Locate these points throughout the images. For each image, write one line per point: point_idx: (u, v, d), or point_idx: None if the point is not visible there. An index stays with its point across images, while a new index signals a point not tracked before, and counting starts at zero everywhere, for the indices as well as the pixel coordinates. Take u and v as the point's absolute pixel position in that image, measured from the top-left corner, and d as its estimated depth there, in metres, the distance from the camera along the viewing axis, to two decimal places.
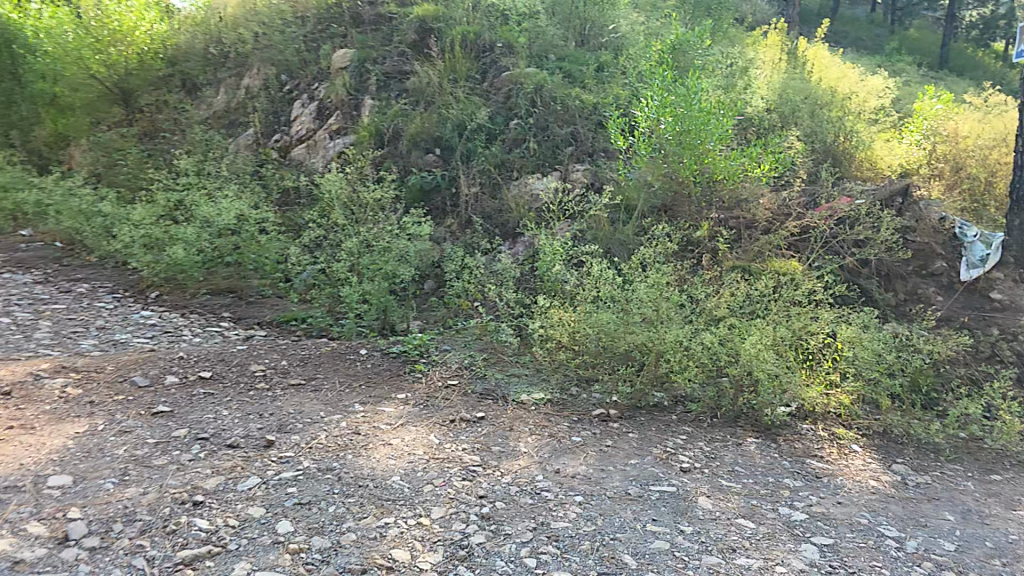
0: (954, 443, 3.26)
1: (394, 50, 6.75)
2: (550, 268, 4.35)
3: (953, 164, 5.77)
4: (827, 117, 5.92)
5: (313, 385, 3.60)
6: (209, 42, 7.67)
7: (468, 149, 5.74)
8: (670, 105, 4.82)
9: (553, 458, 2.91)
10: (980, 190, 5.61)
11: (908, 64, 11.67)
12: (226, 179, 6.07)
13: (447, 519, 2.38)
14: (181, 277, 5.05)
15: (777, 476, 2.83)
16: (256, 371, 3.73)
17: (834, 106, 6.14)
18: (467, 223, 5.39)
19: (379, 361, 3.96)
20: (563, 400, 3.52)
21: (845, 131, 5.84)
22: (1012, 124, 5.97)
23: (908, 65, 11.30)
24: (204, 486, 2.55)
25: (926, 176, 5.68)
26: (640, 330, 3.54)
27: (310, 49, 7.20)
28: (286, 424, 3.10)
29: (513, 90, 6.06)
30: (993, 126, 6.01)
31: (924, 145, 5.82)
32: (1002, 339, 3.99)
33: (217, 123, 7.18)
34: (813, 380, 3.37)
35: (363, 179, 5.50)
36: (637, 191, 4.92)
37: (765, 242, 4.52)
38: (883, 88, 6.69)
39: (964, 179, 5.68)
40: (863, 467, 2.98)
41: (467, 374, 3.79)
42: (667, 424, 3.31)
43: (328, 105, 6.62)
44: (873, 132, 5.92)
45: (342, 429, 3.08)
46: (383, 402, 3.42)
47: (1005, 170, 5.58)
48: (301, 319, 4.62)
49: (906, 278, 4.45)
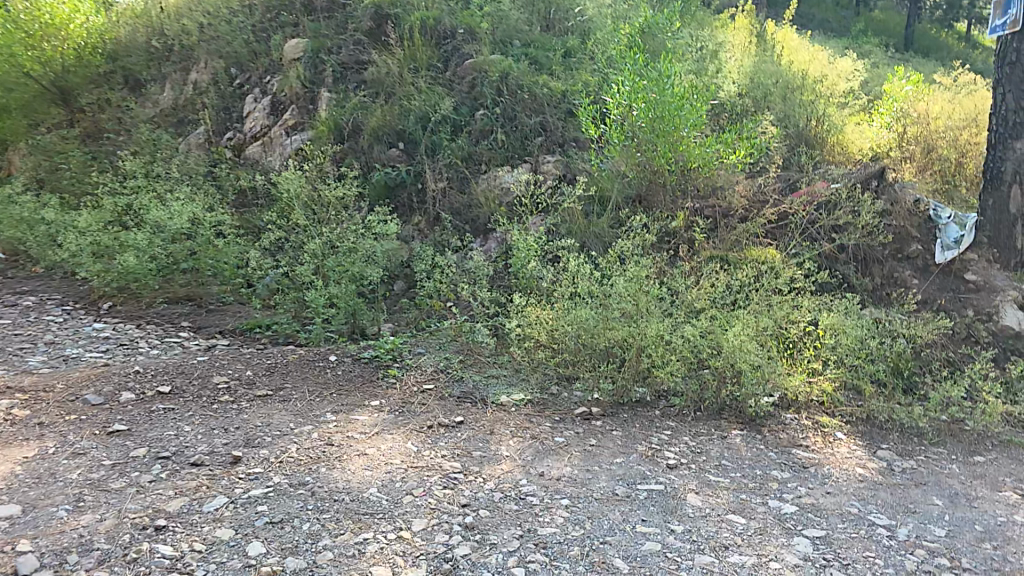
0: (936, 426, 3.25)
1: (350, 39, 6.57)
2: (524, 265, 4.26)
3: (924, 146, 5.87)
4: (799, 101, 6.15)
5: (281, 396, 3.43)
6: (151, 35, 7.46)
7: (433, 142, 5.61)
8: (642, 90, 4.80)
9: (536, 460, 2.81)
10: (951, 171, 5.73)
11: (875, 46, 11.81)
12: (180, 182, 5.84)
13: (429, 530, 2.26)
14: (136, 285, 4.83)
15: (765, 468, 2.77)
16: (220, 383, 3.55)
17: (806, 89, 6.33)
18: (435, 220, 5.27)
19: (351, 367, 3.81)
20: (543, 400, 3.43)
21: (818, 115, 6.04)
22: (979, 108, 6.19)
23: (876, 47, 11.46)
24: (167, 509, 2.38)
25: (898, 157, 5.83)
26: (620, 325, 3.49)
27: (260, 41, 7.02)
28: (253, 438, 2.94)
29: (477, 79, 5.94)
30: (961, 108, 6.14)
31: (893, 128, 5.99)
32: (978, 321, 4.13)
33: (165, 121, 6.90)
34: (796, 369, 3.37)
35: (324, 177, 5.33)
36: (610, 181, 4.93)
37: (742, 230, 4.53)
38: (851, 71, 6.84)
39: (936, 161, 5.78)
40: (848, 454, 2.94)
41: (443, 376, 3.68)
42: (651, 419, 3.24)
43: (282, 100, 6.40)
44: (844, 116, 6.09)
45: (313, 441, 2.93)
46: (356, 410, 3.28)
47: (976, 151, 5.72)
48: (266, 326, 4.44)
49: (883, 262, 4.55)
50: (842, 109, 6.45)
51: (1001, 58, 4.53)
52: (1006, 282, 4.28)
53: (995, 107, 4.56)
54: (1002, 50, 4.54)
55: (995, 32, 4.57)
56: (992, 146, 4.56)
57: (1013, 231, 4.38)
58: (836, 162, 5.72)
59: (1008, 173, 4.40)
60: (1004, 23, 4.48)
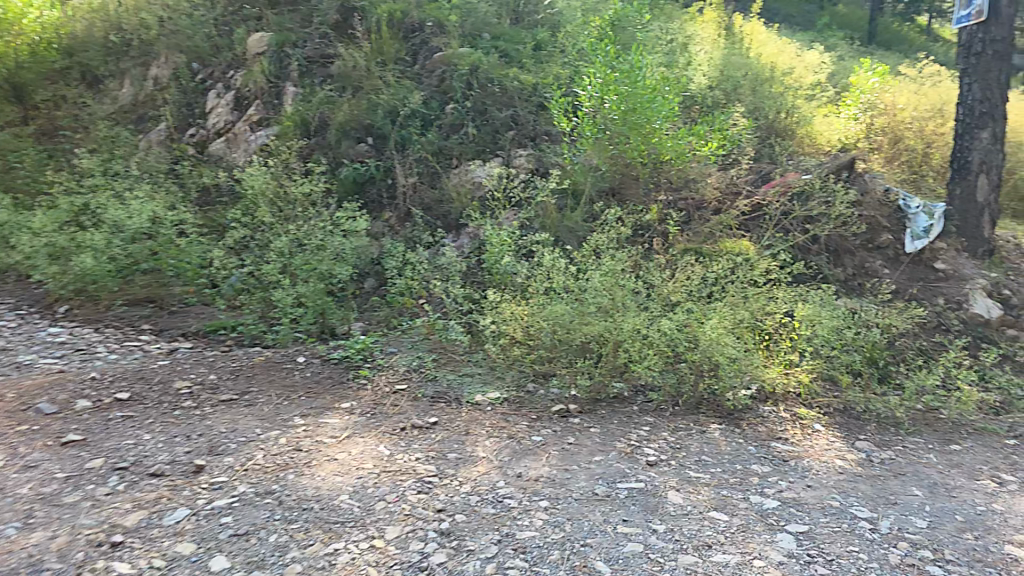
0: (912, 415, 3.25)
1: (315, 32, 6.42)
2: (498, 261, 4.18)
3: (892, 136, 5.94)
4: (768, 94, 6.16)
5: (246, 400, 3.30)
6: (109, 30, 7.17)
7: (401, 137, 5.47)
8: (613, 83, 4.83)
9: (514, 461, 2.73)
10: (918, 161, 5.82)
11: (839, 39, 11.97)
12: (140, 181, 5.63)
13: (403, 538, 2.17)
14: (93, 288, 4.63)
15: (745, 463, 2.72)
16: (181, 388, 3.41)
17: (774, 81, 6.38)
18: (406, 216, 5.16)
19: (320, 369, 3.69)
20: (519, 398, 3.35)
21: (787, 107, 6.07)
22: (943, 98, 6.28)
23: (842, 40, 11.58)
24: (124, 524, 2.25)
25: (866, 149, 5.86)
26: (597, 320, 3.43)
27: (222, 35, 6.82)
28: (217, 446, 2.81)
29: (446, 72, 5.83)
30: (926, 98, 6.22)
31: (861, 120, 5.96)
32: (948, 309, 4.20)
33: (124, 118, 6.66)
34: (772, 361, 3.35)
35: (290, 173, 5.17)
36: (584, 175, 4.80)
37: (716, 222, 4.54)
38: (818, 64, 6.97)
39: (903, 151, 5.87)
40: (827, 446, 2.92)
41: (416, 376, 3.58)
42: (629, 415, 3.19)
43: (246, 95, 6.21)
44: (812, 107, 6.13)
45: (281, 447, 2.81)
46: (326, 413, 3.17)
47: (941, 141, 5.84)
48: (231, 328, 4.29)
49: (854, 253, 4.56)
50: (810, 101, 6.50)
51: (964, 50, 4.68)
52: (974, 269, 4.54)
53: (961, 98, 4.74)
54: (965, 43, 4.69)
55: (960, 22, 4.67)
56: (958, 136, 4.77)
57: (980, 218, 4.67)
58: (806, 153, 5.74)
59: (975, 163, 4.66)
60: (970, 14, 4.57)
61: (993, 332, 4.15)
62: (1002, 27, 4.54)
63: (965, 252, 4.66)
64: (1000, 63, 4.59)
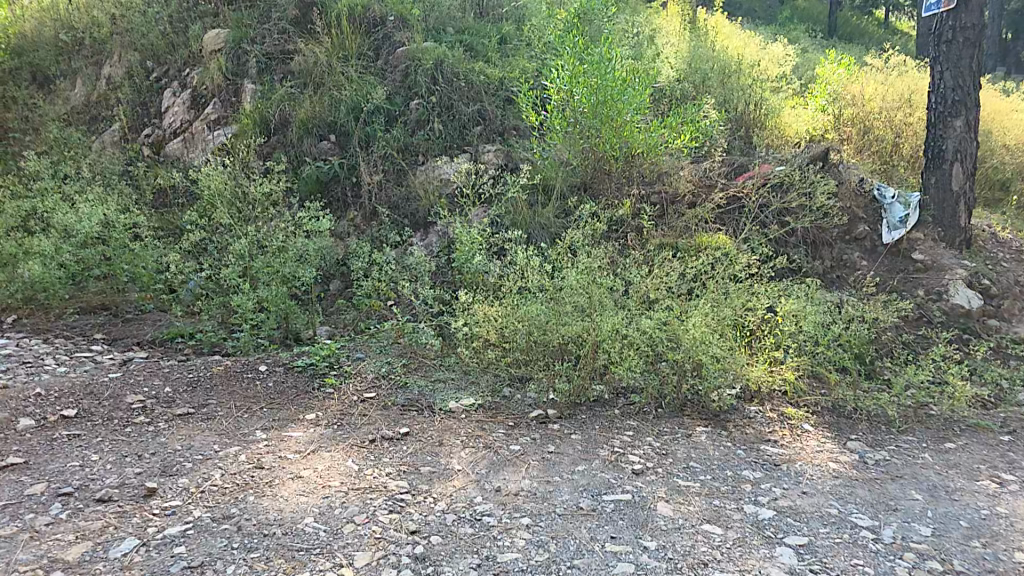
0: (903, 412, 3.15)
1: (273, 28, 6.08)
2: (468, 259, 3.99)
3: (862, 127, 5.87)
4: (737, 86, 6.11)
5: (204, 414, 3.09)
6: (59, 29, 6.95)
7: (366, 133, 5.26)
8: (581, 75, 4.56)
9: (492, 474, 2.55)
10: (889, 151, 5.77)
11: (802, 32, 12.06)
12: (92, 183, 5.35)
13: (375, 566, 1.98)
14: (43, 295, 4.36)
15: (736, 469, 2.59)
16: (133, 402, 3.16)
17: (742, 73, 6.32)
18: (372, 215, 4.96)
19: (283, 378, 3.47)
20: (495, 404, 3.18)
21: (756, 99, 6.01)
22: (910, 88, 6.28)
23: (805, 35, 11.61)
24: (65, 558, 2.01)
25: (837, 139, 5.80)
26: (574, 320, 3.27)
27: (177, 32, 6.51)
28: (170, 466, 2.59)
29: (410, 67, 5.57)
30: (892, 89, 6.22)
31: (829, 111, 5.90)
32: (929, 301, 4.14)
33: (76, 119, 6.38)
34: (756, 357, 3.23)
35: (250, 172, 4.93)
36: (554, 170, 4.69)
37: (692, 216, 4.42)
38: (784, 57, 6.92)
39: (874, 141, 5.81)
40: (818, 448, 2.80)
41: (385, 384, 3.38)
42: (611, 420, 3.04)
43: (203, 92, 5.93)
44: (780, 99, 6.05)
45: (240, 465, 2.60)
46: (290, 425, 2.98)
47: (911, 130, 5.79)
48: (189, 335, 4.05)
49: (832, 245, 4.49)
50: (778, 93, 6.45)
51: (935, 38, 4.61)
52: (952, 258, 4.47)
53: (933, 86, 4.67)
54: (936, 30, 4.61)
55: (929, 10, 4.59)
56: (932, 124, 4.70)
57: (956, 208, 4.61)
58: (774, 144, 5.65)
59: (949, 152, 4.60)
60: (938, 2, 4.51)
61: (975, 322, 4.10)
62: (973, 14, 4.46)
63: (943, 243, 4.60)
64: (971, 50, 4.51)
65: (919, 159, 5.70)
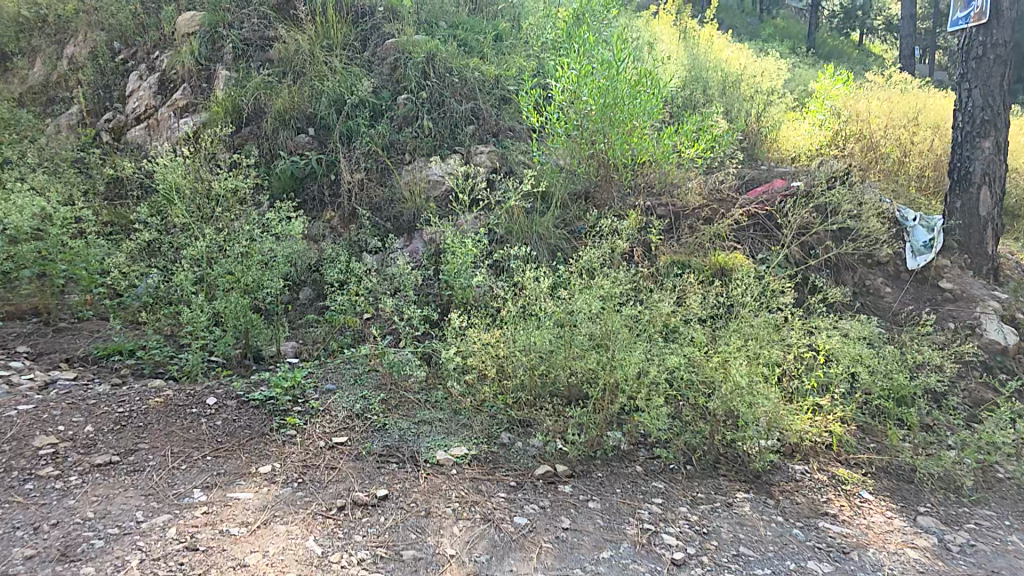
0: (972, 476, 2.73)
1: (254, 12, 5.41)
2: (458, 274, 3.45)
3: (865, 144, 5.43)
4: (735, 97, 5.80)
5: (132, 465, 2.49)
6: (21, 2, 6.30)
7: (348, 129, 4.67)
8: (590, 74, 4.08)
9: (495, 563, 2.02)
10: (895, 170, 5.31)
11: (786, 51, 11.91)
12: (37, 169, 4.71)
13: None
14: None
15: (800, 560, 2.09)
16: (43, 446, 2.55)
17: (739, 84, 6.03)
18: (351, 217, 4.38)
19: (236, 414, 2.87)
20: (491, 456, 2.64)
21: (754, 113, 5.74)
22: (910, 109, 6.00)
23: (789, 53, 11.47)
24: None
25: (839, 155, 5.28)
26: (589, 353, 2.75)
27: (150, 12, 5.84)
28: (72, 547, 1.98)
29: (400, 60, 4.99)
30: (895, 110, 5.92)
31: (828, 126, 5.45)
32: (966, 335, 3.75)
33: (32, 100, 5.75)
34: (798, 406, 2.75)
35: (214, 166, 4.30)
36: (554, 176, 4.19)
37: (706, 233, 3.97)
38: (776, 72, 6.67)
39: (879, 158, 5.36)
40: (887, 527, 2.34)
41: (359, 425, 2.81)
42: (634, 480, 2.53)
43: (172, 77, 5.27)
44: (779, 112, 5.78)
45: (167, 547, 2.00)
46: (238, 483, 2.39)
47: (918, 149, 5.37)
48: (129, 353, 3.44)
49: (855, 269, 4.08)
50: (776, 104, 6.04)
51: (962, 54, 4.21)
52: (983, 289, 4.12)
53: (959, 104, 4.27)
54: (963, 45, 4.21)
55: (957, 25, 4.24)
56: (958, 145, 4.29)
57: (984, 235, 4.23)
58: (774, 159, 5.38)
59: (978, 174, 4.19)
60: (967, 16, 4.16)
61: (1012, 360, 3.72)
62: (1005, 30, 4.07)
63: (971, 270, 4.24)
64: (1003, 68, 4.12)
65: (926, 177, 5.32)
